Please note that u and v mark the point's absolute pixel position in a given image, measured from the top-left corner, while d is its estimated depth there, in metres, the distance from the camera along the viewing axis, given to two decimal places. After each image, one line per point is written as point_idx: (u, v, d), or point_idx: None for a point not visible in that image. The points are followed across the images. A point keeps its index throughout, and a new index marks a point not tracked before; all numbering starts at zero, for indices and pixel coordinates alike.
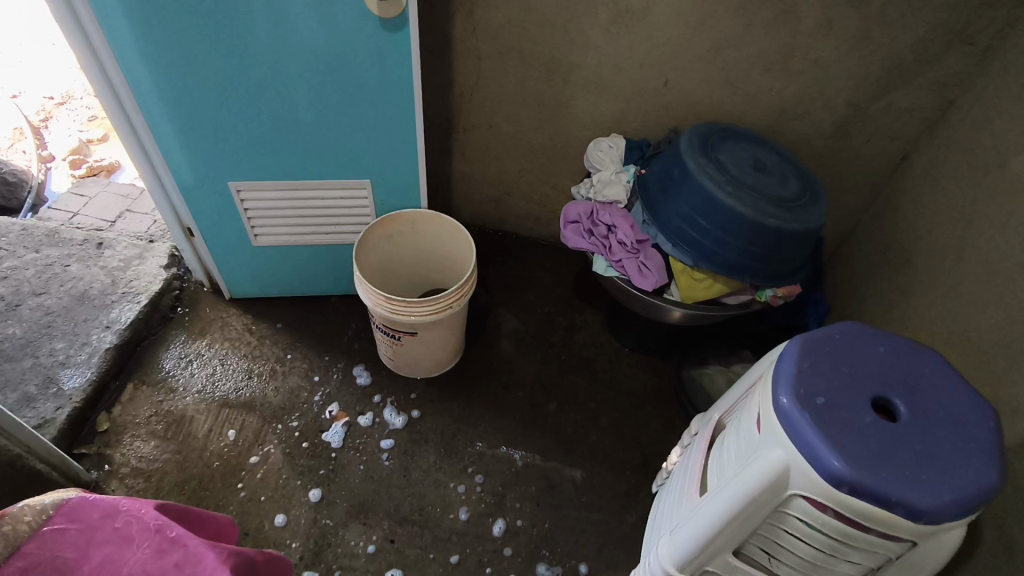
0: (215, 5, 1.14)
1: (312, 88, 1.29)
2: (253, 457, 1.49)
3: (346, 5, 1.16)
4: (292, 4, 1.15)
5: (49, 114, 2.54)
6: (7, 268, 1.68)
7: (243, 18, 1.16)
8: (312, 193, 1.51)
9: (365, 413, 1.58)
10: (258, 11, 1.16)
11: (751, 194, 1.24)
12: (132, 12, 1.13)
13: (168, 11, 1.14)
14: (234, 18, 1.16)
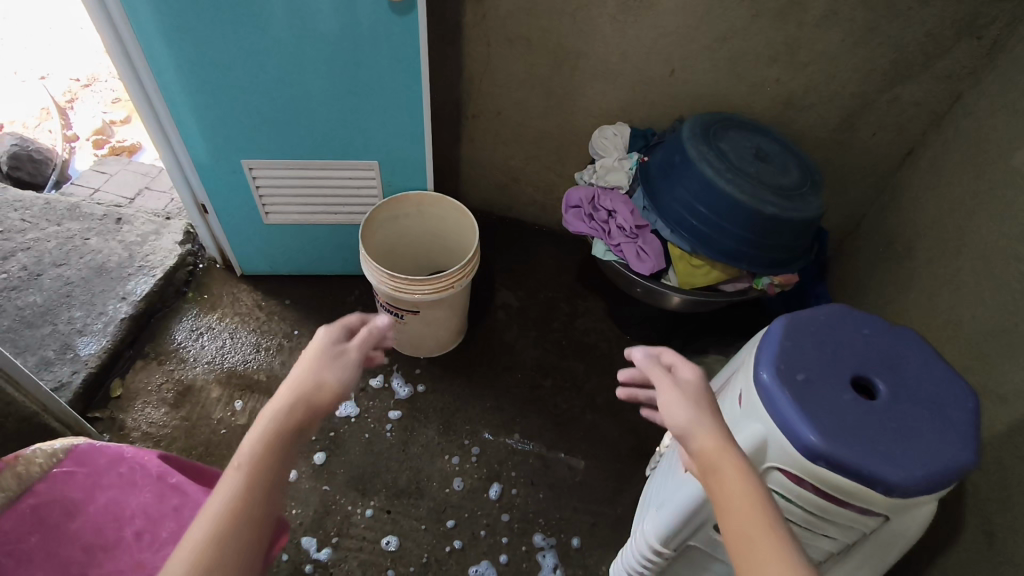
0: None
1: (324, 70, 1.33)
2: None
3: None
4: None
5: (74, 95, 2.62)
6: (31, 239, 1.75)
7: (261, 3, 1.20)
8: (320, 171, 1.54)
9: (378, 375, 1.64)
10: None
11: (750, 182, 1.25)
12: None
13: None
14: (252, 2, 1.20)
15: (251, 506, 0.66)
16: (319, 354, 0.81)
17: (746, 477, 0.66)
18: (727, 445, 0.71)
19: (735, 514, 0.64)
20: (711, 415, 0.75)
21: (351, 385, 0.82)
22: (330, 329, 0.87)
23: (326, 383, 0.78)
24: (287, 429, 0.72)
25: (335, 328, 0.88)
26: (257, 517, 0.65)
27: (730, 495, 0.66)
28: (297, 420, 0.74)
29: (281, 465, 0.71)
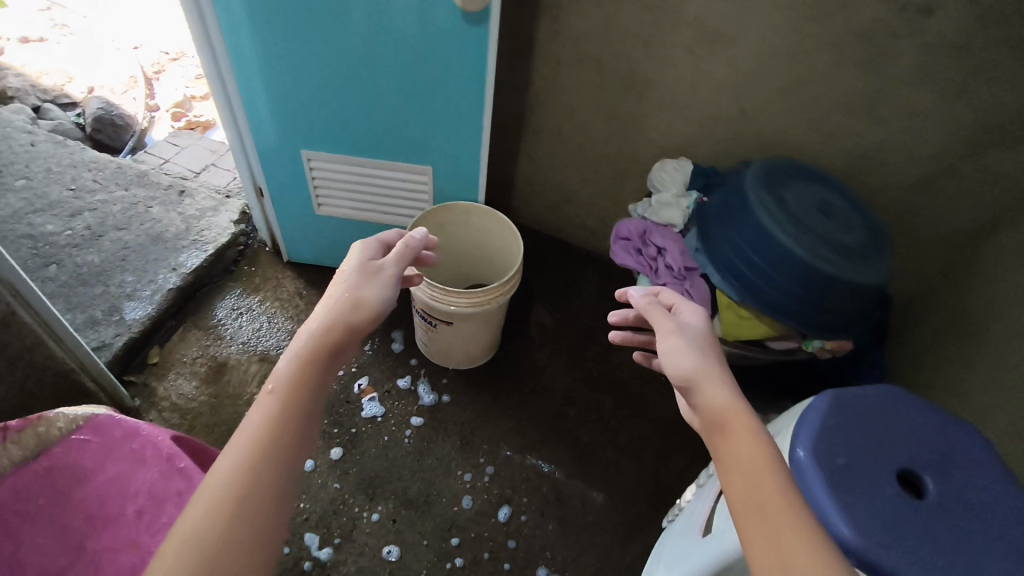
0: None
1: (393, 70, 1.33)
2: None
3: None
4: None
5: (162, 67, 2.74)
6: (99, 201, 1.84)
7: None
8: (374, 171, 1.56)
9: (406, 376, 1.65)
10: None
11: (811, 238, 1.18)
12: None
13: None
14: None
15: (292, 413, 0.76)
16: (358, 270, 0.95)
17: (760, 443, 0.71)
18: (738, 409, 0.75)
19: (744, 475, 0.68)
20: (718, 369, 0.80)
21: (384, 298, 0.94)
22: (362, 249, 1.01)
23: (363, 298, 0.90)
24: (326, 344, 0.83)
25: (367, 245, 1.02)
26: (301, 412, 0.77)
27: (745, 458, 0.70)
28: (337, 331, 0.85)
29: (320, 378, 0.82)
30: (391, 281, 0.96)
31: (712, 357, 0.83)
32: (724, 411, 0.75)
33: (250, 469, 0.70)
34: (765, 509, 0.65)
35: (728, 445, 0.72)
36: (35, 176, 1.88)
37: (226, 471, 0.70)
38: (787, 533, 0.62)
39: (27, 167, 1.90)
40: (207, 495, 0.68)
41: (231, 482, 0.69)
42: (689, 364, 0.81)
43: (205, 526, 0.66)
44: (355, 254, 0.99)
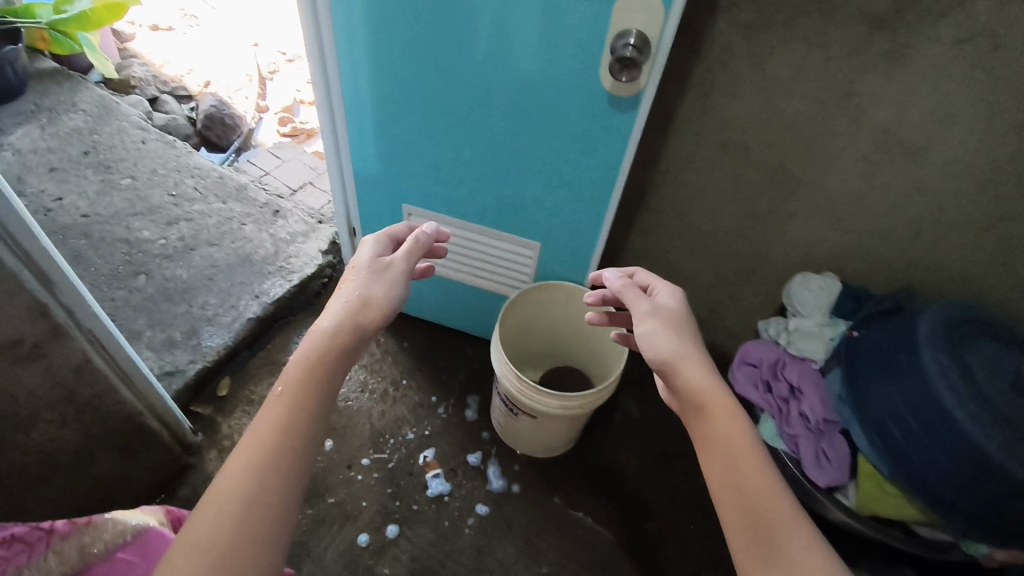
0: (449, 39, 1.06)
1: (517, 129, 1.16)
2: (364, 459, 1.50)
3: (580, 69, 1.02)
4: (524, 61, 1.04)
5: (277, 68, 2.74)
6: (196, 212, 1.81)
7: (471, 61, 1.08)
8: (478, 243, 1.44)
9: (477, 452, 1.53)
10: (487, 57, 1.06)
11: (1002, 427, 0.95)
12: (366, 15, 1.07)
13: (401, 31, 1.08)
14: (462, 57, 1.08)
15: (295, 406, 0.80)
16: (368, 271, 0.97)
17: (733, 419, 0.79)
18: (715, 390, 0.82)
19: (723, 460, 0.76)
20: (692, 347, 0.88)
21: (393, 298, 0.96)
22: (371, 244, 1.03)
23: (375, 301, 0.94)
24: (337, 342, 0.87)
25: (378, 240, 1.04)
26: (305, 419, 0.80)
27: (725, 442, 0.77)
28: (345, 336, 0.88)
29: (327, 374, 0.85)
30: (399, 278, 0.98)
31: (688, 338, 0.89)
32: (699, 392, 0.82)
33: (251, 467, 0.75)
34: (741, 488, 0.74)
35: (704, 425, 0.80)
36: (141, 177, 1.88)
37: (232, 467, 0.75)
38: (763, 503, 0.72)
39: (135, 165, 1.90)
40: (215, 488, 0.74)
41: (234, 479, 0.74)
42: (662, 345, 0.87)
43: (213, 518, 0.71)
44: (363, 250, 1.02)
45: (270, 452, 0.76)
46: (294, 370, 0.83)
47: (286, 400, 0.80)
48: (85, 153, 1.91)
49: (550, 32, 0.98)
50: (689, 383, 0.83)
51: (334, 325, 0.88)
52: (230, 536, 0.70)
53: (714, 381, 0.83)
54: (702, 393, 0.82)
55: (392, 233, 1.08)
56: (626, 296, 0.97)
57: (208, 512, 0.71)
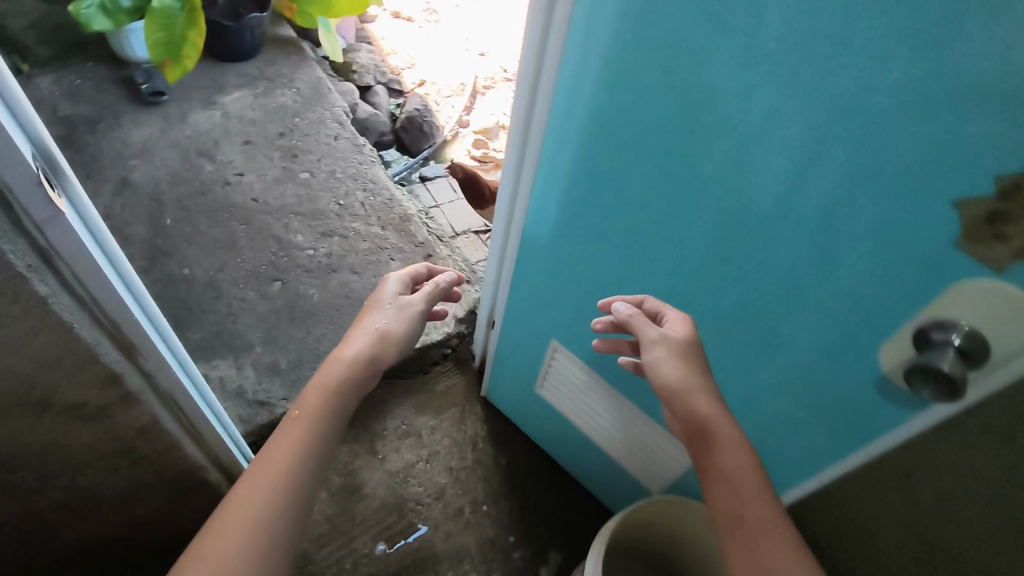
0: (665, 229, 0.78)
1: (753, 357, 0.82)
2: None
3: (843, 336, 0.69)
4: (762, 292, 0.74)
5: (494, 83, 2.62)
6: (352, 231, 1.72)
7: (686, 261, 0.79)
8: (623, 434, 1.18)
9: None
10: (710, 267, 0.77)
11: None
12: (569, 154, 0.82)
13: (608, 197, 0.82)
14: (676, 253, 0.80)
15: (310, 427, 0.79)
16: (389, 306, 0.96)
17: (749, 471, 0.72)
18: (722, 429, 0.74)
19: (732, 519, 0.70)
20: (707, 384, 0.77)
21: (408, 334, 0.95)
22: (393, 283, 1.01)
23: (393, 332, 0.93)
24: (357, 370, 0.86)
25: (400, 280, 1.02)
26: (320, 436, 0.79)
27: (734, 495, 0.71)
28: (364, 367, 0.87)
29: (347, 397, 0.84)
30: (418, 318, 0.98)
31: (697, 373, 0.77)
32: (706, 432, 0.74)
33: (257, 473, 0.73)
34: (751, 540, 0.68)
35: (712, 469, 0.73)
36: (318, 175, 1.82)
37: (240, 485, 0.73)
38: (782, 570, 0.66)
39: (318, 161, 1.85)
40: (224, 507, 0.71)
41: (239, 493, 0.72)
42: (671, 385, 0.76)
43: (212, 537, 0.68)
44: (387, 290, 1.00)
45: (282, 456, 0.75)
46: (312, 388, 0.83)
47: (300, 415, 0.79)
48: (280, 134, 1.90)
49: (867, 307, 0.65)
50: (695, 422, 0.75)
51: (354, 355, 0.87)
52: (241, 542, 0.68)
53: (722, 416, 0.75)
54: (704, 429, 0.74)
55: (414, 276, 1.07)
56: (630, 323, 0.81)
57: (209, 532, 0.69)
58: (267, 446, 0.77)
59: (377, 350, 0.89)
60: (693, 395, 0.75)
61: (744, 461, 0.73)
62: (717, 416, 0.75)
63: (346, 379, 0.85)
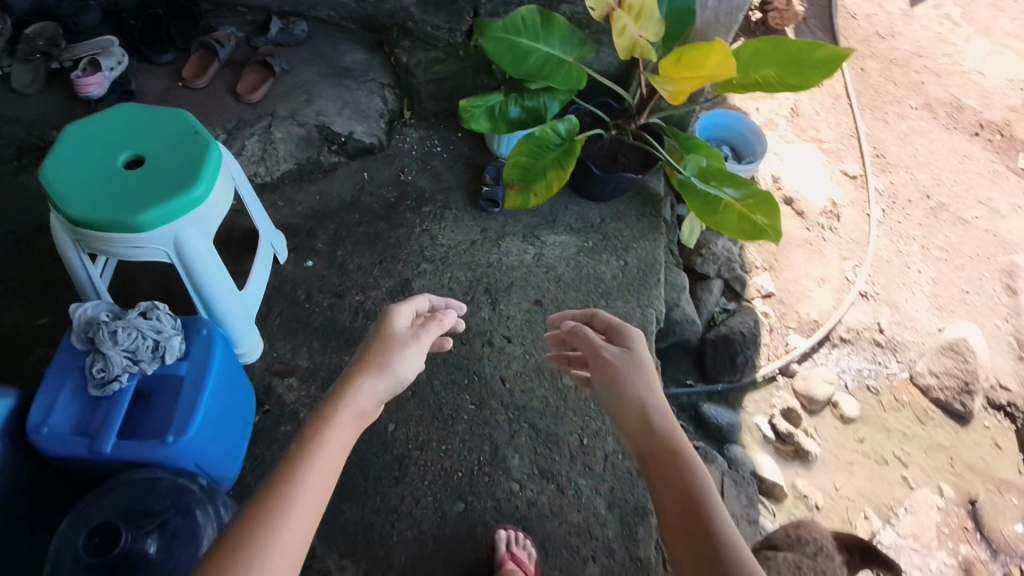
0: None
1: None
2: None
3: None
4: None
5: (856, 339, 2.00)
6: (573, 488, 1.36)
7: None
8: None
9: None
10: None
11: None
12: None
13: None
14: None
15: (329, 423, 0.81)
16: (400, 337, 0.96)
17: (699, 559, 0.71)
18: (653, 422, 0.86)
19: (673, 514, 0.76)
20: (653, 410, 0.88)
21: (409, 364, 0.93)
22: (398, 313, 1.00)
23: (405, 360, 0.93)
24: (365, 390, 0.86)
25: (400, 307, 1.01)
26: (331, 441, 0.79)
27: (670, 484, 0.78)
28: (379, 388, 0.88)
29: (366, 408, 0.85)
30: (417, 353, 0.95)
31: (636, 370, 0.93)
32: (644, 433, 0.85)
33: (310, 465, 0.75)
34: None
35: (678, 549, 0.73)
36: (582, 389, 1.48)
37: (288, 488, 0.72)
38: None
39: None
40: (272, 501, 0.71)
41: (291, 469, 0.74)
42: (615, 378, 0.93)
43: (267, 503, 0.71)
44: (388, 320, 0.98)
45: (327, 462, 0.76)
46: (350, 386, 0.86)
47: (339, 423, 0.81)
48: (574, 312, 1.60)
49: None
50: (633, 419, 0.88)
51: (367, 371, 0.88)
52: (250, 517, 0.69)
53: (657, 416, 0.87)
54: (644, 438, 0.85)
55: (417, 311, 1.04)
56: (584, 336, 1.01)
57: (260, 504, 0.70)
58: (317, 436, 0.79)
59: (386, 388, 0.89)
60: (630, 393, 0.90)
61: (680, 453, 0.81)
62: (654, 415, 0.87)
63: (380, 397, 0.87)
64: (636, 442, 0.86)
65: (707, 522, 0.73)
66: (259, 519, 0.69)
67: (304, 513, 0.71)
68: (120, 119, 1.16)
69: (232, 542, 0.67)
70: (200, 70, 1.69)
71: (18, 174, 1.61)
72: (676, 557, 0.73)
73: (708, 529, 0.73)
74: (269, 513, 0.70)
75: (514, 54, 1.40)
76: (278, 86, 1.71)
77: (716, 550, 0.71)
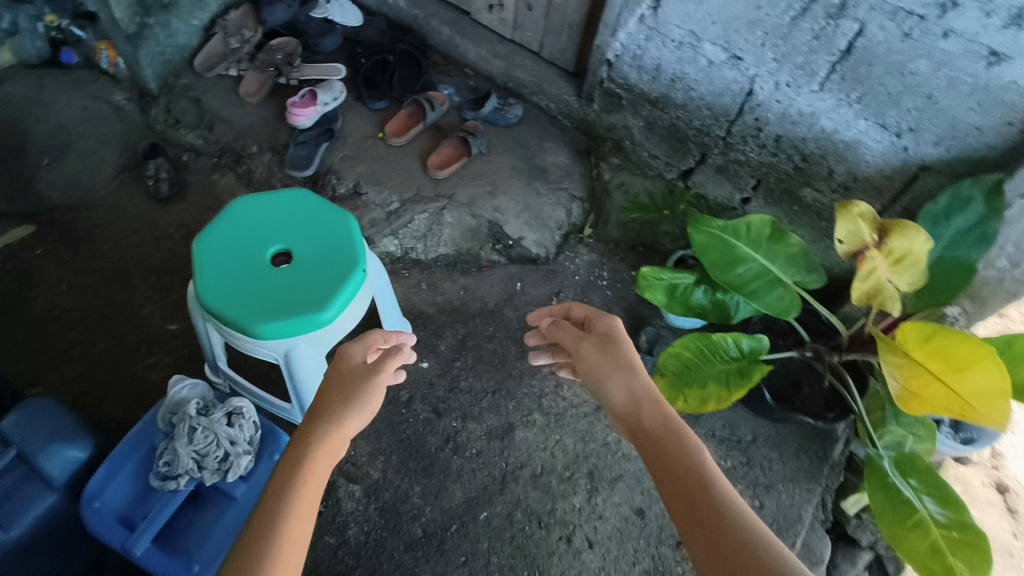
0: None
1: None
2: None
3: None
4: None
5: None
6: None
7: None
8: None
9: None
10: None
11: None
12: None
13: None
14: None
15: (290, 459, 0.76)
16: (361, 368, 0.89)
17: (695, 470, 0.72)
18: (646, 399, 0.83)
19: (677, 497, 0.71)
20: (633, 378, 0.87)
21: (362, 412, 0.85)
22: (359, 348, 0.93)
23: (371, 395, 0.87)
24: (335, 435, 0.80)
25: (359, 342, 0.93)
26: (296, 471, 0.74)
27: (671, 467, 0.74)
28: (343, 426, 0.82)
29: (332, 445, 0.79)
30: (376, 395, 0.87)
31: (613, 354, 0.90)
32: (632, 413, 0.83)
33: (289, 487, 0.72)
34: (717, 531, 0.65)
35: (664, 463, 0.75)
36: None
37: (266, 550, 0.65)
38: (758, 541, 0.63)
39: None
40: (268, 562, 0.64)
41: (271, 515, 0.68)
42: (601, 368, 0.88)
43: (256, 560, 0.64)
44: (352, 358, 0.91)
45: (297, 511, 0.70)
46: (329, 427, 0.80)
47: (304, 452, 0.76)
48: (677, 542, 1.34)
49: None
50: (623, 404, 0.85)
51: (327, 417, 0.81)
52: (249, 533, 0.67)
53: (645, 393, 0.84)
54: (637, 424, 0.82)
55: (381, 339, 0.96)
56: (563, 330, 0.98)
57: (249, 559, 0.64)
58: (297, 485, 0.72)
59: (358, 420, 0.84)
60: (613, 382, 0.87)
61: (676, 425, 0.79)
62: (639, 386, 0.85)
63: (347, 434, 0.82)
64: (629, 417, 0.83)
65: (728, 504, 0.68)
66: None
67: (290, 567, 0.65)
68: (286, 206, 1.11)
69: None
70: (403, 127, 1.63)
71: (212, 173, 1.61)
72: (692, 545, 0.67)
73: (730, 516, 0.66)
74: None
75: (724, 256, 1.17)
76: (469, 166, 1.63)
77: (744, 541, 0.63)
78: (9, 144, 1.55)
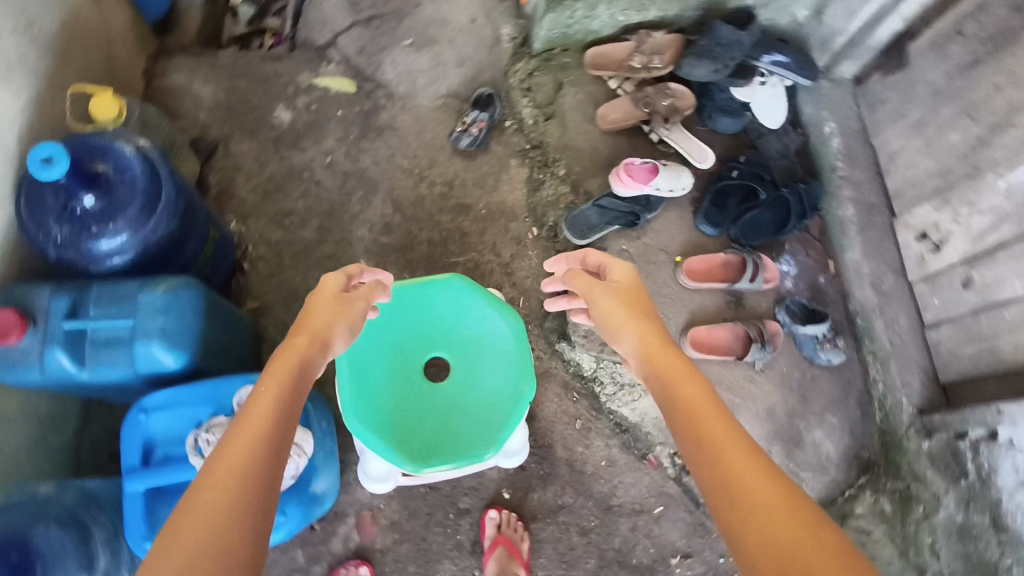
0: None
1: None
2: None
3: None
4: None
5: None
6: None
7: None
8: None
9: None
10: None
11: None
12: None
13: None
14: None
15: (273, 360, 0.69)
16: (342, 290, 0.82)
17: (715, 412, 0.68)
18: (657, 340, 0.80)
19: (692, 435, 0.67)
20: (650, 322, 0.83)
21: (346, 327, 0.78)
22: (341, 274, 0.84)
23: (352, 316, 0.79)
24: (315, 343, 0.73)
25: (341, 272, 0.85)
26: (283, 374, 0.67)
27: (687, 409, 0.70)
28: (321, 337, 0.74)
29: (312, 355, 0.72)
30: (356, 312, 0.80)
31: (630, 300, 0.87)
32: (650, 358, 0.79)
33: (274, 390, 0.64)
34: (739, 478, 0.60)
35: (684, 410, 0.70)
36: None
37: (259, 427, 0.60)
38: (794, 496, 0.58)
39: None
40: (255, 444, 0.58)
41: (255, 422, 0.60)
42: (612, 311, 0.85)
43: (241, 463, 0.56)
44: (337, 281, 0.82)
45: (284, 397, 0.64)
46: (310, 340, 0.73)
47: (282, 356, 0.69)
48: None
49: None
50: (641, 356, 0.80)
51: (308, 327, 0.74)
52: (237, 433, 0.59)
53: (655, 338, 0.81)
54: (656, 382, 0.76)
55: (360, 270, 0.88)
56: (571, 277, 0.92)
57: (232, 462, 0.56)
58: (289, 380, 0.66)
59: (342, 333, 0.77)
60: (625, 331, 0.83)
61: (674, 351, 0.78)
62: (655, 332, 0.82)
63: (327, 351, 0.75)
64: (641, 355, 0.80)
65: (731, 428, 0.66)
66: (239, 473, 0.55)
67: (272, 448, 0.59)
68: (487, 320, 0.95)
69: (223, 514, 0.52)
70: (706, 271, 1.31)
71: (513, 155, 1.45)
72: (712, 494, 0.61)
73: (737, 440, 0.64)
74: (260, 466, 0.57)
75: None
76: (729, 365, 1.28)
77: (780, 488, 0.58)
78: (398, 2, 1.51)
